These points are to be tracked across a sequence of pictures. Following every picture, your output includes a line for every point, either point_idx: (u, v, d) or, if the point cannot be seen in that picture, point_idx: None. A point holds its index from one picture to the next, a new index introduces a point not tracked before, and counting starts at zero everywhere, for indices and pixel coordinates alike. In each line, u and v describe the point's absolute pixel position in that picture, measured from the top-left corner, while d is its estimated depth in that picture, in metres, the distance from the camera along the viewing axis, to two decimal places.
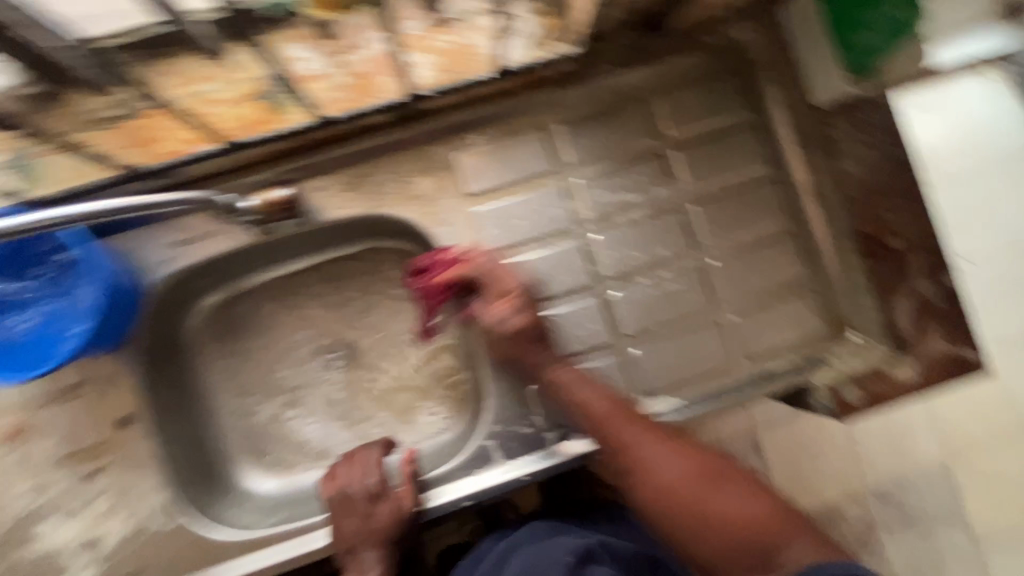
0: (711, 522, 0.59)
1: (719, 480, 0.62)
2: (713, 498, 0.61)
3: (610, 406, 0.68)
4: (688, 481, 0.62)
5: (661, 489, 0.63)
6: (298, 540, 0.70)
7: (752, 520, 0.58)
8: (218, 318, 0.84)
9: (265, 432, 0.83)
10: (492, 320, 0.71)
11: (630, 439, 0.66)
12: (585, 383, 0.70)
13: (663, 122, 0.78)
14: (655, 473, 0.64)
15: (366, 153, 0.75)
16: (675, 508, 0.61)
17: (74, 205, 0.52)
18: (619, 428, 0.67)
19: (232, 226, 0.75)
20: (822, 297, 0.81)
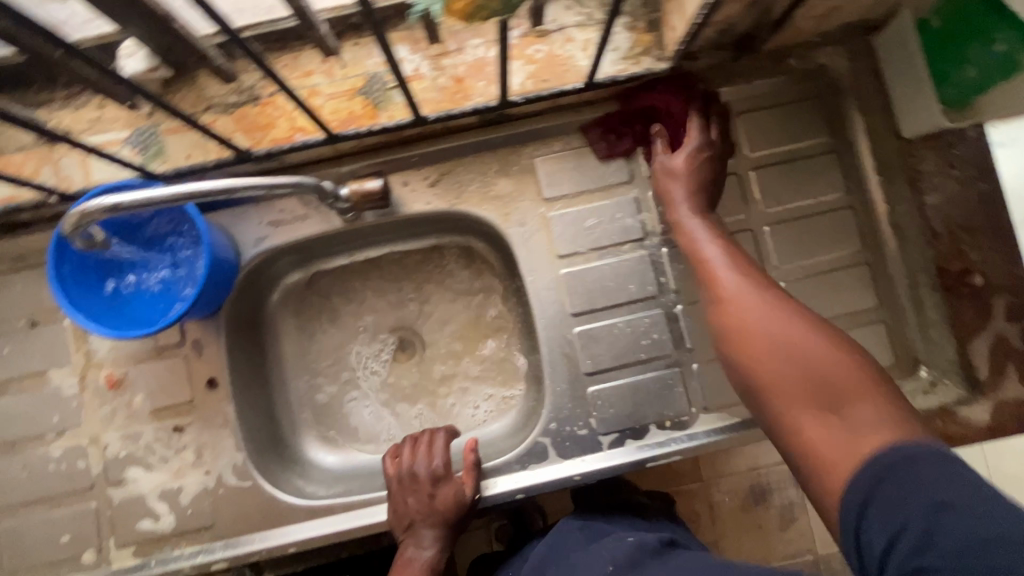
0: (788, 360, 0.56)
1: (819, 330, 0.57)
2: (801, 336, 0.57)
3: (707, 241, 0.69)
4: (779, 321, 0.59)
5: (746, 325, 0.60)
6: (362, 511, 0.76)
7: (834, 369, 0.53)
8: (301, 295, 0.89)
9: (334, 401, 0.89)
10: (665, 159, 0.76)
11: (719, 278, 0.65)
12: (693, 228, 0.71)
13: (743, 142, 0.79)
14: (746, 311, 0.61)
15: (452, 152, 0.79)
16: (753, 346, 0.59)
17: (178, 184, 0.55)
18: (717, 265, 0.66)
19: (324, 212, 0.79)
20: (897, 333, 0.78)
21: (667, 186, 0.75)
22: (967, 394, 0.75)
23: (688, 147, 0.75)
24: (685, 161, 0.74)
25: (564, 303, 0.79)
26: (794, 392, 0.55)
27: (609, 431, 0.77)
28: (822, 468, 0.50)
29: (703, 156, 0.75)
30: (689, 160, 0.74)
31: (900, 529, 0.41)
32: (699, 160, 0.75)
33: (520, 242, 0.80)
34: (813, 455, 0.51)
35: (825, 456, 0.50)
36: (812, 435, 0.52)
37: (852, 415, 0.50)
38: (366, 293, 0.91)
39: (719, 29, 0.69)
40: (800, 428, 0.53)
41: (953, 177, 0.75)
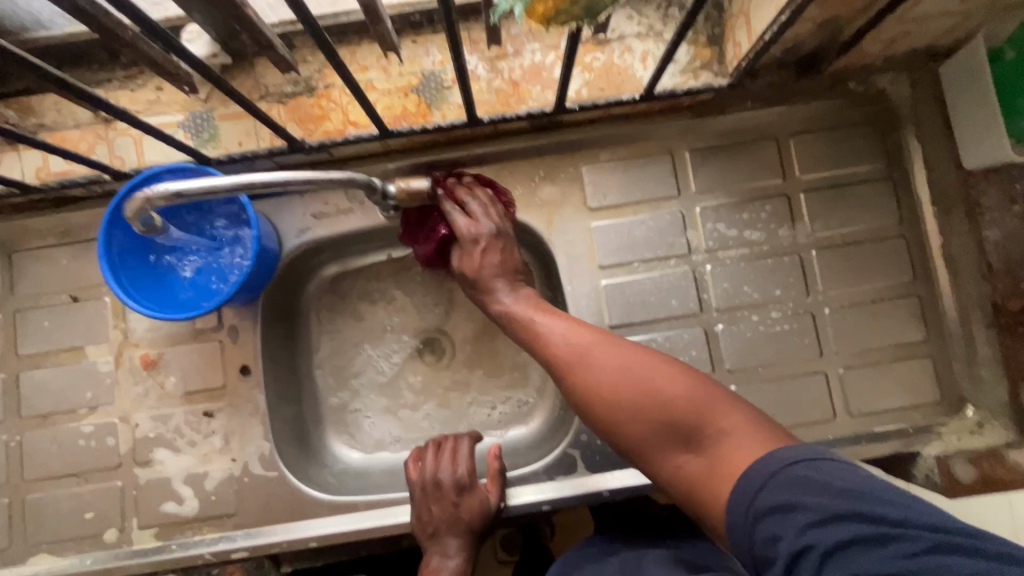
0: (638, 412, 0.56)
1: (654, 366, 0.57)
2: (641, 381, 0.57)
3: (541, 307, 0.67)
4: (616, 372, 0.58)
5: (588, 391, 0.59)
6: (385, 511, 0.74)
7: (683, 399, 0.54)
8: (335, 289, 0.89)
9: (358, 401, 0.88)
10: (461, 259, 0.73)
11: (550, 335, 0.63)
12: (523, 297, 0.69)
13: (795, 164, 0.78)
14: (587, 373, 0.59)
15: (500, 155, 0.78)
16: (603, 408, 0.58)
17: (239, 174, 0.55)
18: (548, 323, 0.64)
19: (368, 208, 0.79)
20: (947, 370, 0.75)
21: (479, 270, 0.71)
22: (1014, 436, 0.73)
23: (484, 245, 0.72)
24: (478, 258, 0.72)
25: (603, 316, 0.78)
26: (656, 440, 0.55)
27: None
28: (706, 505, 0.51)
29: (483, 244, 0.72)
30: (485, 253, 0.72)
31: (802, 549, 0.42)
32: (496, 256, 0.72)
33: (562, 250, 0.79)
34: (697, 493, 0.52)
35: (706, 492, 0.51)
36: (689, 472, 0.53)
37: (715, 442, 0.52)
38: (395, 291, 0.89)
39: (784, 48, 0.68)
40: (676, 469, 0.54)
41: (1015, 213, 0.74)
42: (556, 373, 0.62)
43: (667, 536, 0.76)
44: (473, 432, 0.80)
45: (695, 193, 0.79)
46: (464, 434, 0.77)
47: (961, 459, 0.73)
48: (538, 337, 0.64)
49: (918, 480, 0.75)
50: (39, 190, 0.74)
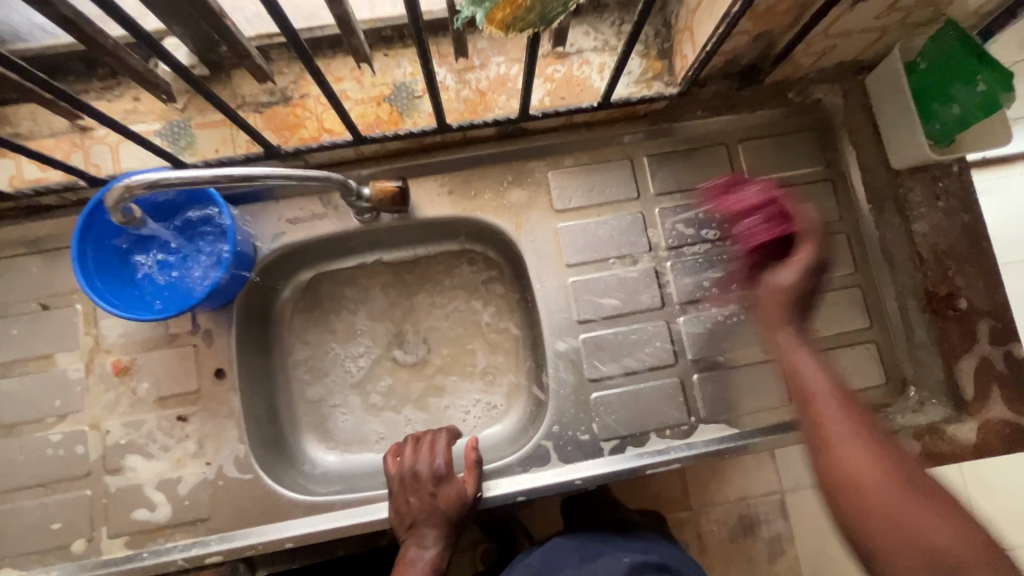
0: (901, 537, 0.46)
1: (939, 509, 0.46)
2: (925, 523, 0.46)
3: (783, 318, 0.61)
4: (904, 501, 0.47)
5: (849, 486, 0.50)
6: (360, 509, 0.75)
7: (949, 546, 0.44)
8: (311, 294, 0.91)
9: (333, 407, 0.89)
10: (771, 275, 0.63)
11: (835, 433, 0.52)
12: (804, 353, 0.58)
13: (743, 167, 0.84)
14: (851, 463, 0.50)
15: (470, 161, 0.83)
16: (880, 526, 0.47)
17: (210, 168, 0.58)
18: (806, 372, 0.57)
19: (343, 212, 0.82)
20: (888, 353, 0.81)
21: (767, 309, 0.62)
22: (951, 412, 0.78)
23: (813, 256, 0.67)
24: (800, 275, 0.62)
25: (572, 311, 0.82)
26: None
27: (611, 436, 0.79)
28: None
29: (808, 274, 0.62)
30: (790, 268, 0.63)
31: None
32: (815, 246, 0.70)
33: (531, 250, 0.83)
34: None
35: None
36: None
37: None
38: (371, 296, 0.93)
39: (724, 59, 0.75)
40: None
41: (939, 207, 0.80)
42: (812, 446, 0.54)
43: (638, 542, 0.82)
44: (450, 427, 0.81)
45: (654, 195, 0.84)
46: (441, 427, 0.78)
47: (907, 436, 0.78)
48: (814, 389, 0.55)
49: None
50: (12, 197, 0.74)
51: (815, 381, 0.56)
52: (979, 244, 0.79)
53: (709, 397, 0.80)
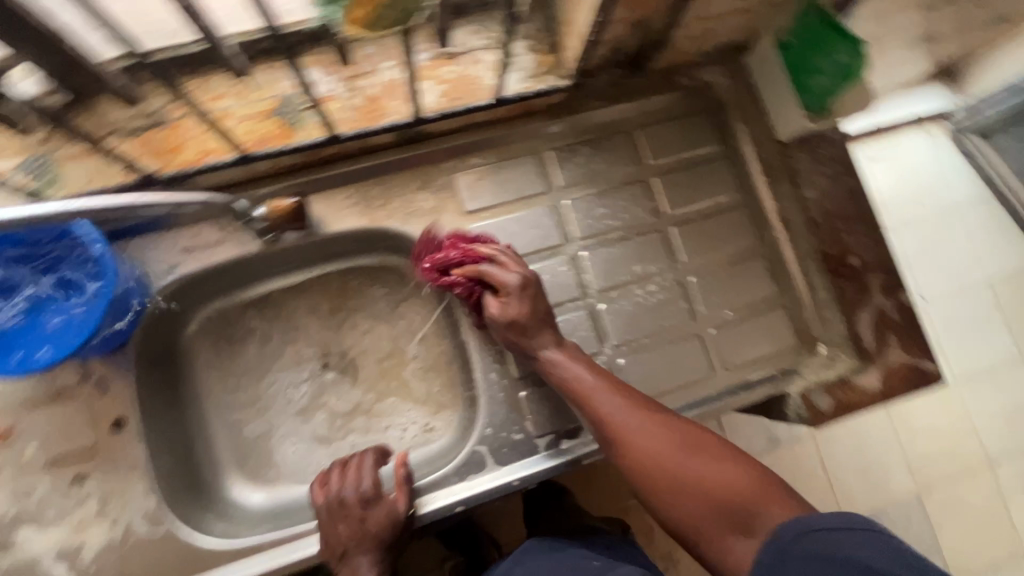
0: (693, 495, 0.61)
1: (726, 466, 0.62)
2: (710, 470, 0.62)
3: (565, 354, 0.72)
4: (686, 453, 0.63)
5: (650, 469, 0.64)
6: (290, 546, 0.71)
7: (740, 486, 0.60)
8: (222, 325, 0.86)
9: (256, 442, 0.85)
10: (496, 325, 0.75)
11: (630, 431, 0.66)
12: (588, 371, 0.71)
13: (644, 151, 0.87)
14: (642, 448, 0.65)
15: (373, 170, 0.81)
16: (670, 483, 0.62)
17: (64, 201, 0.54)
18: (595, 392, 0.69)
19: (241, 236, 0.77)
20: (792, 312, 0.86)
21: (517, 339, 0.73)
22: (858, 363, 0.82)
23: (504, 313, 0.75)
24: (519, 309, 0.73)
25: None
26: (716, 524, 0.59)
27: (545, 431, 0.78)
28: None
29: (528, 294, 0.74)
30: (517, 303, 0.73)
31: None
32: (514, 310, 0.73)
33: None
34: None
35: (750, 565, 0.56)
36: (731, 553, 0.58)
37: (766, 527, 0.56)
38: (288, 320, 0.89)
39: (607, 48, 0.77)
40: (719, 546, 0.59)
41: (824, 173, 0.85)
42: (612, 440, 0.67)
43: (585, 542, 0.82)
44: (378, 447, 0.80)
45: (561, 188, 0.85)
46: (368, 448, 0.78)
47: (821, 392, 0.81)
48: (608, 414, 0.68)
49: (790, 417, 0.83)
50: None
51: (605, 406, 0.68)
52: (862, 205, 0.84)
53: (636, 380, 0.81)
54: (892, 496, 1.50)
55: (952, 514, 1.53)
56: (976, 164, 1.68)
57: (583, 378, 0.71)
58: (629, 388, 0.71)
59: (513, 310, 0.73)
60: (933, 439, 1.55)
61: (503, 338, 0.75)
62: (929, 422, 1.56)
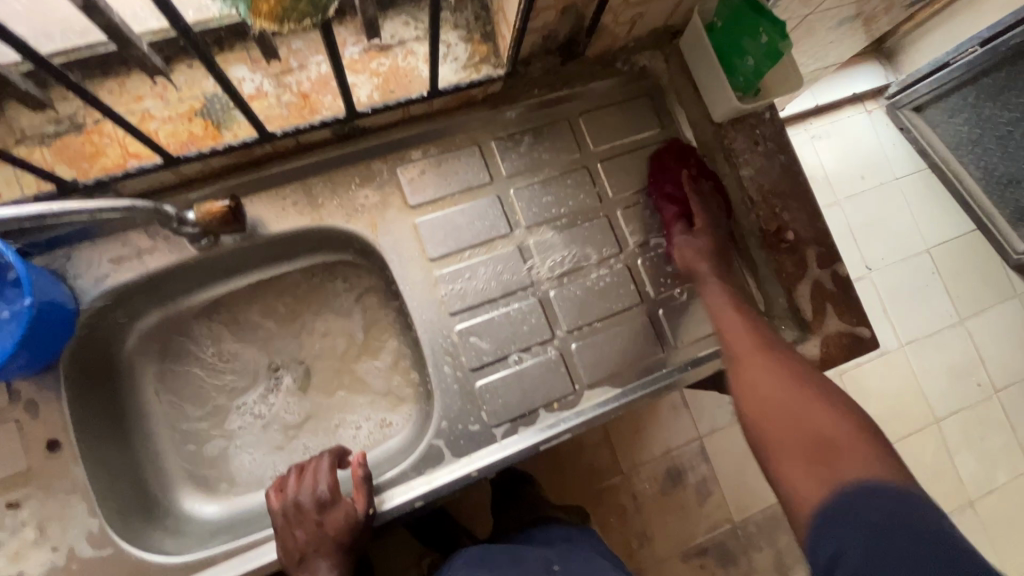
0: (789, 429, 0.64)
1: (825, 408, 0.63)
2: (809, 408, 0.64)
3: (716, 275, 0.82)
4: (790, 388, 0.67)
5: (757, 399, 0.69)
6: (246, 556, 0.69)
7: (831, 430, 0.61)
8: (166, 335, 0.84)
9: (208, 452, 0.84)
10: (682, 244, 0.84)
11: (757, 365, 0.71)
12: (727, 307, 0.79)
13: (586, 138, 0.88)
14: (758, 379, 0.70)
15: (312, 167, 0.79)
16: (769, 410, 0.67)
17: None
18: (731, 330, 0.77)
19: (174, 243, 0.75)
20: (742, 289, 0.87)
21: (694, 262, 0.82)
22: (799, 333, 0.85)
23: (685, 236, 0.85)
24: (687, 246, 0.84)
25: (444, 305, 0.81)
26: (790, 442, 0.63)
27: (501, 420, 0.79)
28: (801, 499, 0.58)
29: (700, 225, 0.85)
30: (701, 234, 0.85)
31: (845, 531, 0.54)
32: (701, 217, 0.85)
33: (393, 251, 0.80)
34: (797, 508, 0.59)
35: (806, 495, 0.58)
36: (793, 483, 0.60)
37: (844, 472, 0.57)
38: (238, 325, 0.88)
39: (539, 35, 0.77)
40: (786, 476, 0.62)
41: (760, 151, 0.87)
42: (737, 370, 0.74)
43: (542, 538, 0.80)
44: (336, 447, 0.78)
45: (506, 177, 0.85)
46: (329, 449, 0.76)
47: None
48: (734, 352, 0.75)
49: None
50: None
51: (732, 332, 0.77)
52: (796, 180, 0.87)
53: (589, 364, 0.82)
54: None
55: None
56: (913, 139, 1.78)
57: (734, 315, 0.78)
58: (766, 337, 0.75)
59: (684, 244, 0.84)
60: (883, 401, 1.64)
61: (682, 267, 0.84)
62: (876, 386, 1.64)
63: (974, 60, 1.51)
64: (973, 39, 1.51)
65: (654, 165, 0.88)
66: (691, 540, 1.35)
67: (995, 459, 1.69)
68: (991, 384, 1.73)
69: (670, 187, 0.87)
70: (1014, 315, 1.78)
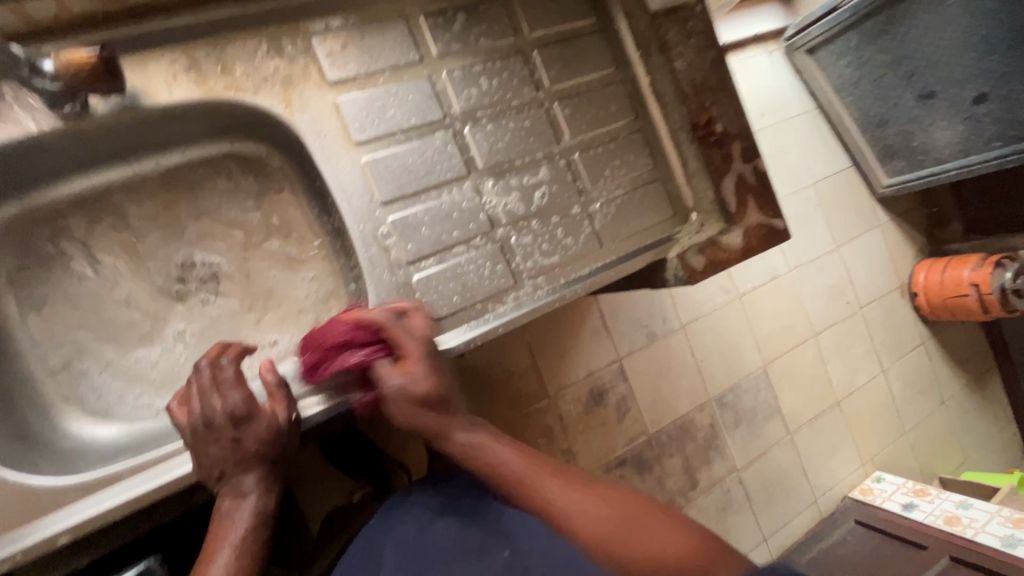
0: (653, 557, 0.63)
1: (654, 522, 0.66)
2: (652, 533, 0.65)
3: (469, 416, 0.72)
4: (615, 522, 0.65)
5: (578, 531, 0.65)
6: (158, 470, 0.61)
7: (682, 547, 0.64)
8: (26, 234, 0.70)
9: (94, 371, 0.72)
10: (388, 381, 0.68)
11: (546, 491, 0.68)
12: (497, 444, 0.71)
13: (521, 22, 0.83)
14: (579, 516, 0.66)
15: (206, 28, 0.67)
16: (611, 544, 0.64)
17: None
18: (513, 460, 0.70)
19: (24, 110, 0.60)
20: (669, 187, 0.91)
21: (413, 417, 0.68)
22: (723, 225, 0.89)
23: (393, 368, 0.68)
24: (425, 380, 0.68)
25: (373, 193, 0.74)
26: None
27: (443, 311, 0.75)
28: None
29: (428, 365, 0.69)
30: (432, 372, 0.69)
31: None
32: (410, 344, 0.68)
33: (313, 132, 0.71)
34: None
35: None
36: None
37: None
38: (124, 226, 0.75)
39: None
40: None
41: (692, 45, 0.87)
42: (551, 518, 0.67)
43: (454, 504, 0.72)
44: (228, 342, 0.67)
45: (437, 58, 0.78)
46: (215, 350, 0.64)
47: (695, 252, 0.86)
48: (515, 472, 0.69)
49: (670, 282, 0.89)
50: None
51: (512, 462, 0.70)
52: (723, 75, 0.88)
53: (529, 256, 0.81)
54: (746, 368, 1.74)
55: (789, 376, 1.82)
56: (803, 79, 1.91)
57: (491, 459, 0.70)
58: (534, 455, 0.72)
59: (410, 380, 0.68)
60: (775, 317, 1.82)
61: (406, 421, 0.68)
62: (772, 303, 1.82)
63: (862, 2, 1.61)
64: None
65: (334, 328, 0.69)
66: (612, 452, 1.49)
67: (857, 362, 1.97)
68: (857, 299, 1.99)
69: (348, 340, 0.68)
70: (874, 239, 2.06)
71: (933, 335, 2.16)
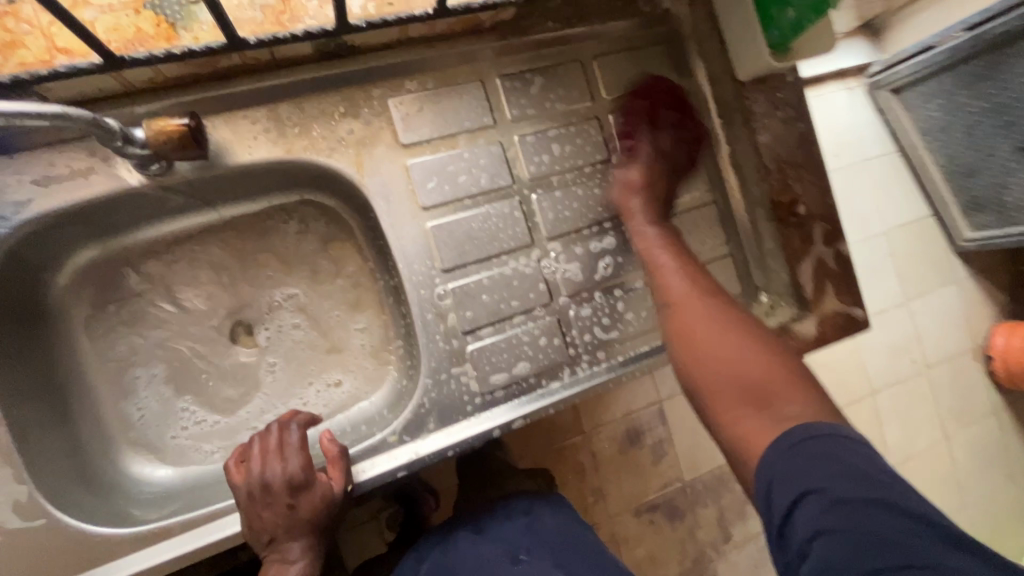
0: (720, 365, 0.64)
1: (751, 347, 0.64)
2: (738, 355, 0.63)
3: (649, 213, 0.77)
4: (724, 330, 0.66)
5: (681, 307, 0.70)
6: (205, 529, 0.62)
7: (761, 372, 0.61)
8: (105, 276, 0.73)
9: (155, 411, 0.75)
10: (637, 170, 0.78)
11: (669, 279, 0.73)
12: (658, 246, 0.75)
13: (599, 85, 0.80)
14: (677, 296, 0.71)
15: (288, 88, 0.67)
16: (698, 344, 0.66)
17: None
18: (656, 257, 0.74)
19: (117, 169, 0.62)
20: (741, 266, 0.86)
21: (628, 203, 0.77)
22: (797, 311, 0.83)
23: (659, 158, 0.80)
24: (663, 180, 0.79)
25: (434, 259, 0.73)
26: (727, 390, 0.62)
27: (494, 384, 0.74)
28: (747, 442, 0.57)
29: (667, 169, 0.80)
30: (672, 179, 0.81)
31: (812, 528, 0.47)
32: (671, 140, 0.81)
33: (381, 195, 0.71)
34: (737, 447, 0.59)
35: (750, 435, 0.58)
36: (734, 422, 0.60)
37: (779, 411, 0.57)
38: (191, 270, 0.77)
39: None
40: (727, 417, 0.61)
41: (779, 117, 0.82)
42: (665, 306, 0.72)
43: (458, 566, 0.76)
44: (297, 411, 0.70)
45: (510, 121, 0.76)
46: (286, 416, 0.68)
47: None
48: (643, 248, 0.76)
49: None
50: None
51: (647, 242, 0.76)
52: (812, 150, 0.82)
53: (587, 331, 0.78)
54: None
55: None
56: (886, 121, 1.77)
57: (650, 258, 0.75)
58: (694, 264, 0.74)
59: (659, 178, 0.79)
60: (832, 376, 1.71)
61: (645, 205, 0.77)
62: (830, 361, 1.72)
63: (959, 45, 1.48)
64: (961, 24, 1.48)
65: (648, 88, 0.81)
66: (645, 496, 1.42)
67: (920, 430, 1.82)
68: (923, 360, 1.84)
69: (673, 108, 0.82)
70: (951, 298, 1.90)
71: (1009, 408, 1.98)
